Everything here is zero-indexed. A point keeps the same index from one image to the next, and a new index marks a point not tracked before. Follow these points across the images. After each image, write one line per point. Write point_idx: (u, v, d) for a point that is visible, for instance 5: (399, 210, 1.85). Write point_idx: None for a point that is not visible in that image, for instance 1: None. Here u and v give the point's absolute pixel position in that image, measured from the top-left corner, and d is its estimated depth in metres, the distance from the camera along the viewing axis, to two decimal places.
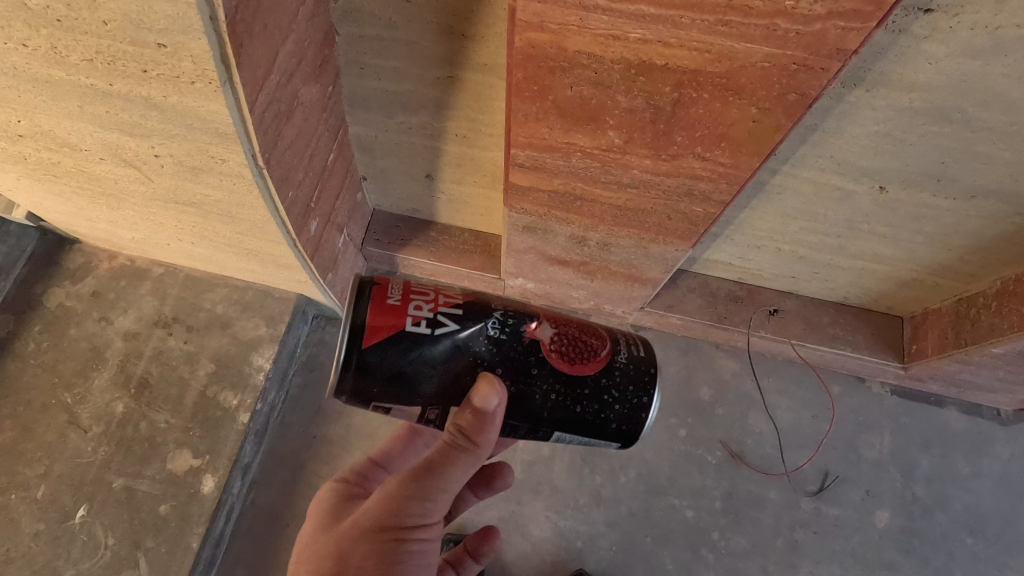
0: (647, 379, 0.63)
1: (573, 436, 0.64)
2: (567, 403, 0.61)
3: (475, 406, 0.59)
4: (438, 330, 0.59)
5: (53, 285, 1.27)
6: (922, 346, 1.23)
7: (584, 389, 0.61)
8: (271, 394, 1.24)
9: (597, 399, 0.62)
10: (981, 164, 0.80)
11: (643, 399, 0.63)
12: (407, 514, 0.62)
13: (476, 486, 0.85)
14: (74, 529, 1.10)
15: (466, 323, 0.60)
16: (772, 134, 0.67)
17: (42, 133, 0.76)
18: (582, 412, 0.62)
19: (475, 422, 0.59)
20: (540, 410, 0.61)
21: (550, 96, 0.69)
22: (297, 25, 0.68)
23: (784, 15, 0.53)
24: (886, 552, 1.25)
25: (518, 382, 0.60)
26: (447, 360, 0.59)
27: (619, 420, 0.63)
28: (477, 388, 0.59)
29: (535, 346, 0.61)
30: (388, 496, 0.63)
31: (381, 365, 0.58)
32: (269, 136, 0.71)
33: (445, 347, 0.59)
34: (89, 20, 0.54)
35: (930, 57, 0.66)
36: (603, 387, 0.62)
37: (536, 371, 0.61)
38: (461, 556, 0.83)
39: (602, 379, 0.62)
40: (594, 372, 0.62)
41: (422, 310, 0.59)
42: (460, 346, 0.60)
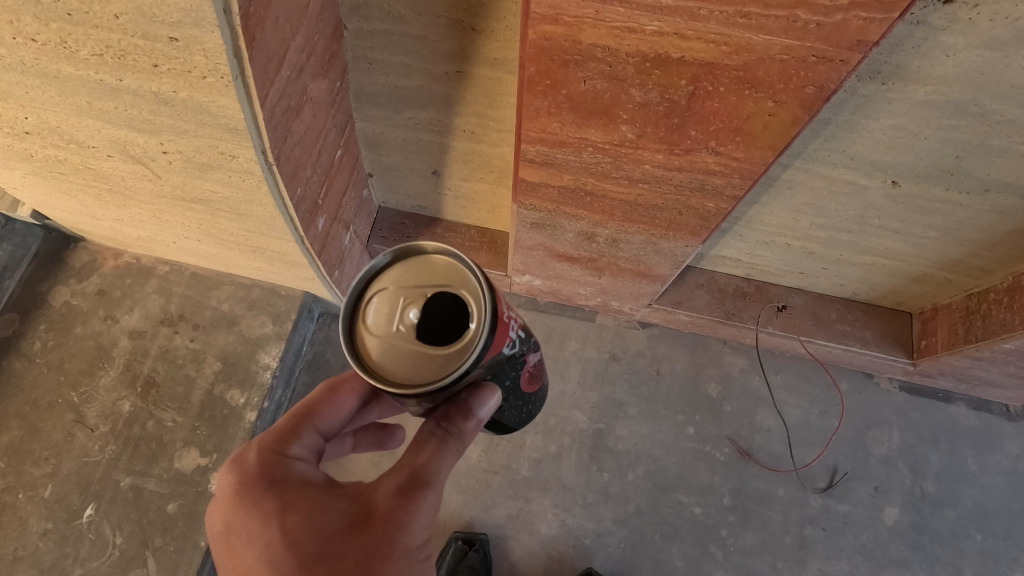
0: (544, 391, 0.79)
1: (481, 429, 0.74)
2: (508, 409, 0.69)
3: (478, 414, 0.57)
4: (513, 351, 0.59)
5: (58, 284, 1.27)
6: (931, 341, 1.22)
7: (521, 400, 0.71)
8: (277, 392, 1.23)
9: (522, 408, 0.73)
10: (997, 158, 0.79)
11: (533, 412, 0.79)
12: (420, 529, 0.55)
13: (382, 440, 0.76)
14: (82, 529, 1.10)
15: (520, 344, 0.61)
16: (787, 128, 0.66)
17: (49, 130, 0.75)
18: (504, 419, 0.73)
19: (470, 423, 0.57)
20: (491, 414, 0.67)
21: (562, 90, 0.68)
22: (307, 19, 0.67)
23: (804, 6, 0.52)
24: (896, 548, 1.24)
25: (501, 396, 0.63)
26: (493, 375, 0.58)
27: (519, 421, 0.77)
28: (476, 394, 0.57)
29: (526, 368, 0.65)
30: (399, 511, 0.55)
31: (475, 374, 0.54)
32: (280, 131, 0.70)
33: (502, 364, 0.58)
34: (100, 14, 0.53)
35: (948, 49, 0.65)
36: (527, 406, 0.75)
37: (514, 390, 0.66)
38: None
39: (532, 394, 0.73)
40: (530, 394, 0.74)
41: (512, 329, 0.58)
42: (506, 364, 0.59)
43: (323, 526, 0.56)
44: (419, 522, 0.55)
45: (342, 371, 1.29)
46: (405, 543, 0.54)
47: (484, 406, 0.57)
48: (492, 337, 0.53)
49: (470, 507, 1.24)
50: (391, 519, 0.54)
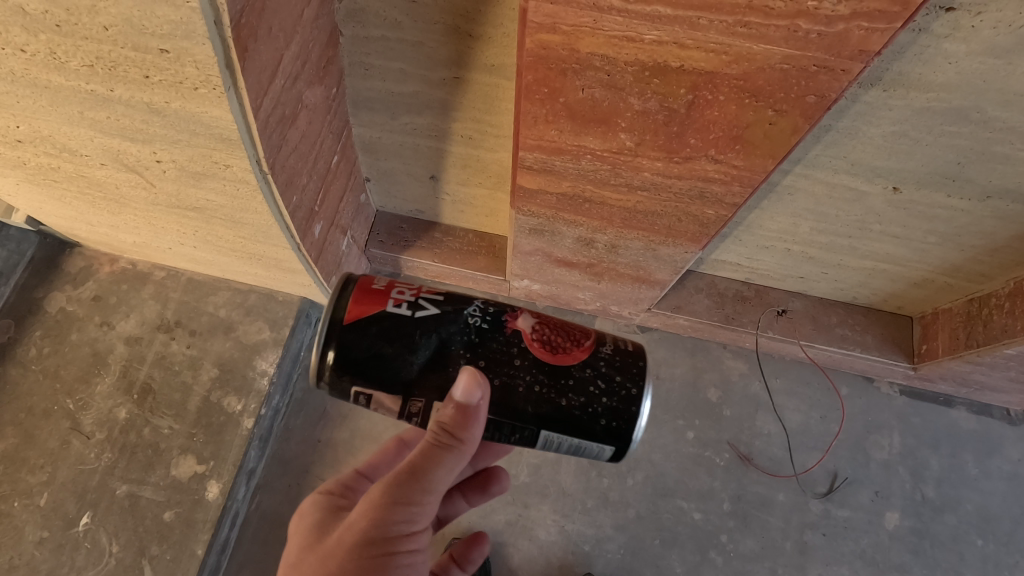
0: (637, 369, 0.60)
1: (561, 436, 0.59)
2: (550, 396, 0.58)
3: (462, 403, 0.55)
4: (418, 313, 0.59)
5: (53, 290, 1.26)
6: (932, 346, 1.21)
7: (568, 381, 0.58)
8: (275, 398, 1.23)
9: (585, 394, 0.58)
10: (999, 164, 0.79)
11: (632, 391, 0.59)
12: (396, 526, 0.56)
13: (470, 492, 0.83)
14: (78, 537, 1.09)
15: (446, 307, 0.60)
16: (788, 137, 0.65)
17: (41, 139, 0.75)
18: (568, 406, 0.58)
19: (459, 415, 0.55)
20: (523, 404, 0.58)
21: (560, 98, 0.67)
22: (302, 27, 0.66)
23: (806, 15, 0.51)
24: (896, 554, 1.24)
25: (501, 374, 0.58)
26: (425, 342, 0.58)
27: (608, 417, 0.58)
28: (457, 379, 0.56)
29: (517, 336, 0.60)
30: (373, 509, 0.56)
31: (358, 345, 0.57)
32: (274, 140, 0.70)
33: (425, 330, 0.58)
34: (89, 25, 0.52)
35: (951, 56, 0.64)
36: (588, 377, 0.59)
37: (520, 364, 0.58)
38: (446, 565, 0.79)
39: (587, 369, 0.59)
40: (578, 363, 0.59)
41: (403, 294, 0.60)
42: (438, 330, 0.58)
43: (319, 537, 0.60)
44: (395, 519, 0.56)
45: None
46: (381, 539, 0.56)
47: (465, 394, 0.55)
48: (346, 304, 0.58)
49: (469, 513, 1.24)
50: (366, 518, 0.56)
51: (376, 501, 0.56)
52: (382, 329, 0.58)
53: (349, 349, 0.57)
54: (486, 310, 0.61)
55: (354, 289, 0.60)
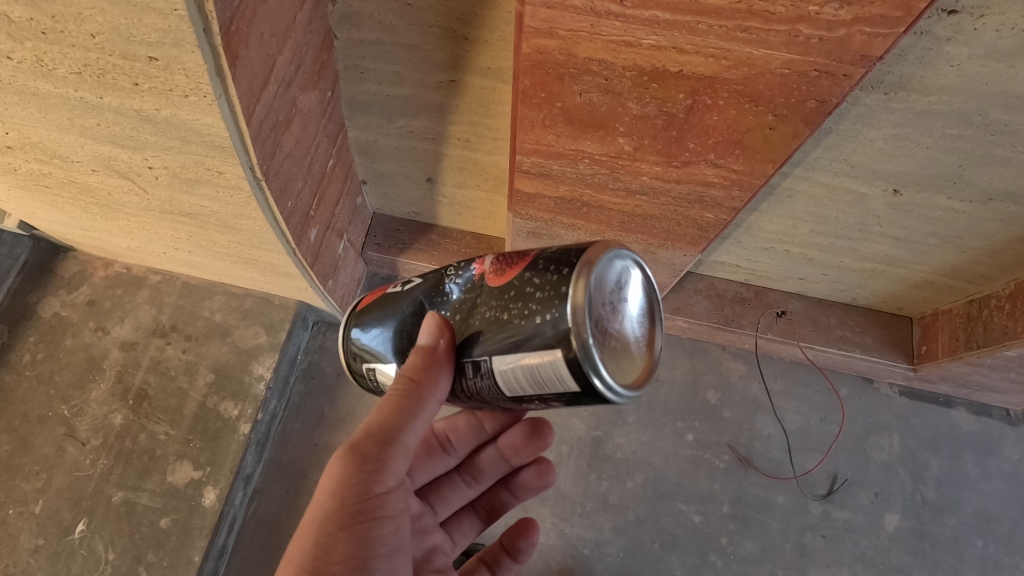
0: (572, 254, 0.48)
1: (513, 359, 0.49)
2: (494, 315, 0.50)
3: (422, 351, 0.53)
4: (407, 285, 0.59)
5: (47, 295, 1.25)
6: (931, 347, 1.21)
7: (509, 294, 0.49)
8: (272, 403, 1.22)
9: (522, 298, 0.48)
10: (1000, 167, 0.78)
11: (566, 272, 0.47)
12: (358, 485, 0.59)
13: (515, 488, 0.86)
14: (73, 544, 1.08)
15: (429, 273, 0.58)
16: (788, 141, 0.65)
17: (31, 145, 0.74)
18: (509, 320, 0.49)
19: (417, 366, 0.53)
20: (480, 339, 0.51)
21: (557, 103, 0.67)
22: (294, 32, 0.65)
23: (806, 20, 0.51)
24: (896, 555, 1.23)
25: (464, 320, 0.52)
26: (412, 306, 0.57)
27: (543, 311, 0.47)
28: (424, 325, 0.54)
29: (473, 278, 0.54)
30: (335, 471, 0.59)
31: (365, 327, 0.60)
32: (268, 147, 0.69)
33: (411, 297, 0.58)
34: (75, 32, 0.52)
35: (952, 60, 0.64)
36: (523, 281, 0.49)
37: (476, 302, 0.52)
38: (497, 555, 0.86)
39: (525, 272, 0.49)
40: (518, 271, 0.50)
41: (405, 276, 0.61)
42: (421, 294, 0.57)
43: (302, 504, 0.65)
44: (356, 480, 0.59)
45: (337, 382, 1.27)
46: (344, 500, 0.59)
47: (426, 339, 0.53)
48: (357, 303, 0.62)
49: None
50: (329, 481, 0.59)
51: (338, 464, 0.59)
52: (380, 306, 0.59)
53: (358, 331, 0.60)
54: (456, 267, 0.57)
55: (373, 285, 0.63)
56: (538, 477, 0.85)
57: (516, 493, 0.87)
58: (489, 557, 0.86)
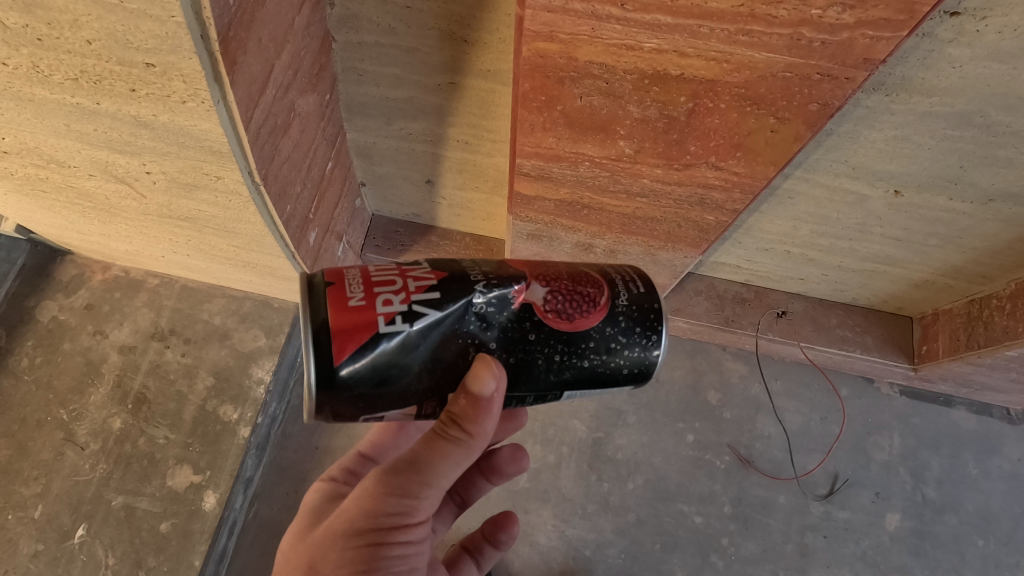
0: (654, 315, 0.55)
1: (584, 393, 0.56)
2: (573, 362, 0.53)
3: (472, 394, 0.50)
4: (418, 325, 0.49)
5: (45, 299, 1.24)
6: (932, 346, 1.21)
7: (588, 345, 0.53)
8: (271, 406, 1.21)
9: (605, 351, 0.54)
10: (1002, 168, 0.78)
11: (654, 337, 0.55)
12: (384, 517, 0.55)
13: (488, 474, 0.82)
14: (73, 550, 1.08)
15: (447, 307, 0.50)
16: (789, 144, 0.64)
17: (28, 150, 0.73)
18: (591, 367, 0.54)
19: (469, 410, 0.51)
20: (543, 378, 0.53)
21: (558, 106, 0.66)
22: (293, 36, 0.65)
23: (809, 24, 0.50)
24: (897, 555, 1.23)
25: (516, 353, 0.52)
26: (435, 352, 0.50)
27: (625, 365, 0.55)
28: (475, 373, 0.50)
29: (528, 311, 0.52)
30: (366, 495, 0.56)
31: (362, 382, 0.49)
32: (266, 152, 0.68)
33: (430, 341, 0.50)
34: (72, 39, 0.51)
35: (954, 61, 0.63)
36: (609, 336, 0.53)
37: (535, 339, 0.52)
38: (479, 543, 0.85)
39: (608, 329, 0.53)
40: (596, 324, 0.53)
41: (392, 304, 0.49)
42: (445, 334, 0.50)
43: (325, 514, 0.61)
44: (386, 512, 0.55)
45: None
46: (369, 528, 0.55)
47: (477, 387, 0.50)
48: (327, 341, 0.48)
49: (469, 520, 1.23)
50: (359, 504, 0.56)
51: (373, 489, 0.55)
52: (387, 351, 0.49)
53: (349, 386, 0.49)
54: (491, 293, 0.52)
55: (331, 316, 0.48)
56: (511, 460, 0.80)
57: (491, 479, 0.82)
58: (470, 545, 0.85)
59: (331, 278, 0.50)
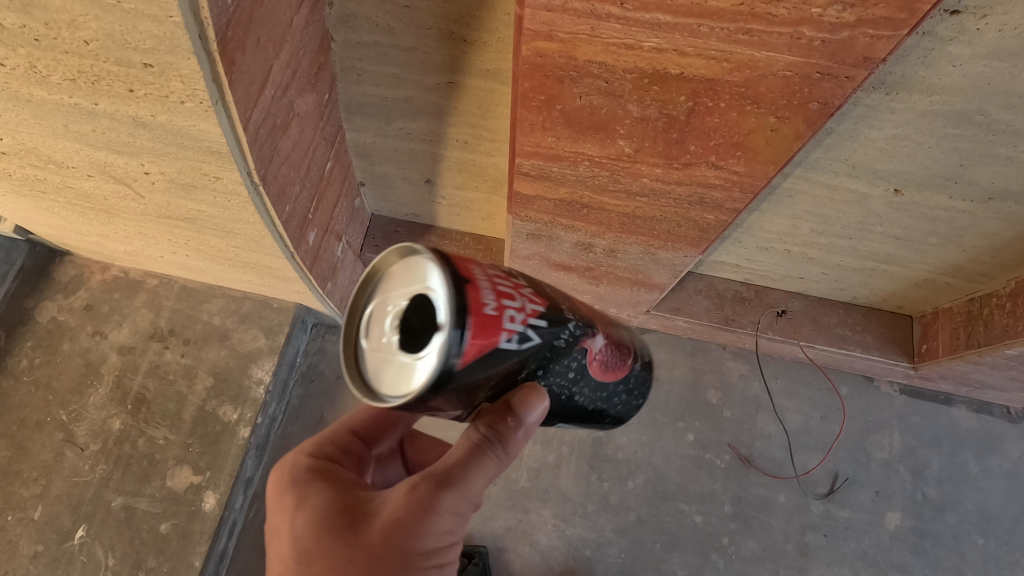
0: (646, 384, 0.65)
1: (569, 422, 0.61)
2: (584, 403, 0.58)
3: (520, 418, 0.50)
4: (524, 348, 0.47)
5: (44, 299, 1.24)
6: (932, 345, 1.20)
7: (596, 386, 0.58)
8: (271, 406, 1.21)
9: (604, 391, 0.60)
10: (1003, 167, 0.78)
11: (638, 399, 0.65)
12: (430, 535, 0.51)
13: None
14: (73, 551, 1.08)
15: (544, 336, 0.48)
16: (789, 143, 0.64)
17: (26, 151, 0.73)
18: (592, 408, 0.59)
19: (519, 433, 0.50)
20: (560, 406, 0.55)
21: (557, 106, 0.66)
22: (291, 35, 0.64)
23: (809, 23, 0.50)
24: (898, 554, 1.23)
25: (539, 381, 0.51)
26: (514, 373, 0.48)
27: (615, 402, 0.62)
28: (523, 397, 0.50)
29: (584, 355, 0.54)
30: (410, 513, 0.51)
31: (463, 386, 0.45)
32: (265, 152, 0.68)
33: (521, 361, 0.48)
34: (69, 39, 0.51)
35: (954, 60, 0.63)
36: (618, 391, 0.61)
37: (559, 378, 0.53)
38: None
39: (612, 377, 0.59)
40: (615, 382, 0.59)
41: (515, 321, 0.45)
42: (528, 361, 0.49)
43: (332, 522, 0.54)
44: (431, 530, 0.51)
45: (336, 385, 1.26)
46: (411, 547, 0.51)
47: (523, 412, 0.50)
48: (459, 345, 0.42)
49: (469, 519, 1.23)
50: (399, 523, 0.51)
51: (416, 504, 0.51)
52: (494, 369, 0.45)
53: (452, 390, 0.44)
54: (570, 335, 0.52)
55: (466, 317, 0.42)
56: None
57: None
58: None
59: (453, 264, 0.43)
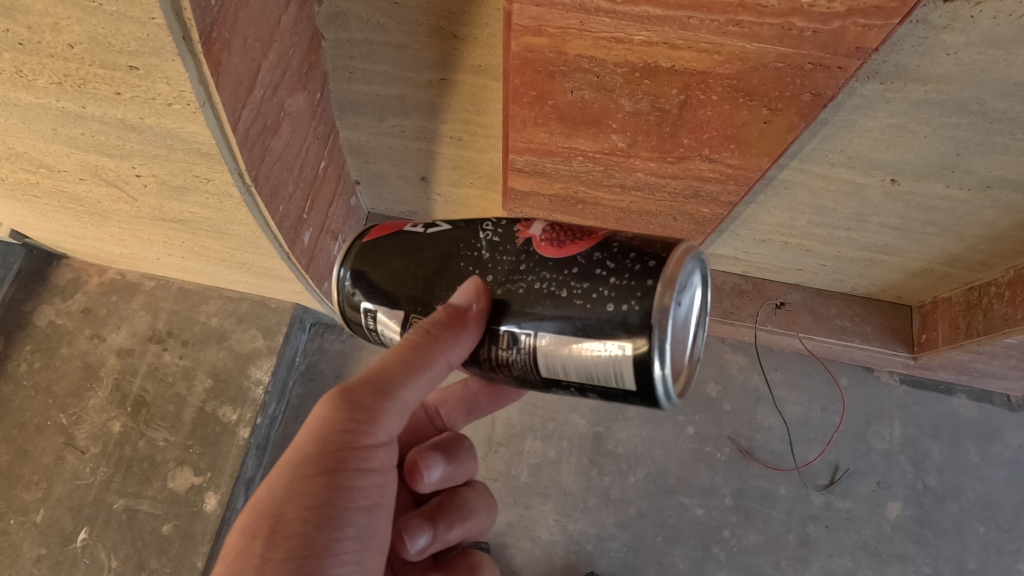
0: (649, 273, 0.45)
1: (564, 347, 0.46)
2: (550, 290, 0.47)
3: (456, 311, 0.48)
4: (433, 231, 0.53)
5: (42, 303, 1.24)
6: (931, 335, 1.20)
7: (574, 271, 0.47)
8: (271, 407, 1.21)
9: (590, 280, 0.46)
10: (999, 155, 0.77)
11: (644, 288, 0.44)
12: (334, 437, 0.52)
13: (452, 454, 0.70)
14: (76, 553, 1.08)
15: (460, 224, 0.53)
16: (784, 135, 0.64)
17: (17, 155, 0.73)
18: (569, 298, 0.46)
19: (445, 329, 0.48)
20: (521, 307, 0.48)
21: (549, 101, 0.65)
22: (280, 34, 0.64)
23: (800, 13, 0.50)
24: (899, 543, 1.23)
25: (504, 283, 0.49)
26: (438, 252, 0.52)
27: (617, 300, 0.45)
28: (459, 290, 0.49)
29: (527, 243, 0.50)
30: (320, 412, 0.52)
31: (371, 264, 0.53)
32: (256, 152, 0.68)
33: (438, 243, 0.52)
34: (53, 42, 0.51)
35: (949, 48, 0.63)
36: (594, 264, 0.46)
37: (525, 268, 0.49)
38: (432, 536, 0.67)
39: (598, 254, 0.47)
40: (585, 251, 0.48)
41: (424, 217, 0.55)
42: (454, 244, 0.52)
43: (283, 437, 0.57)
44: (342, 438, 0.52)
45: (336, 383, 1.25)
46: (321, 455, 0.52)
47: (460, 300, 0.48)
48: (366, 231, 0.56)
49: None
50: (311, 424, 0.52)
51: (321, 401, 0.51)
52: (394, 242, 0.53)
53: (364, 266, 0.53)
54: (499, 223, 0.52)
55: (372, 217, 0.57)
56: (484, 502, 0.72)
57: (433, 522, 0.67)
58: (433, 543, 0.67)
59: None
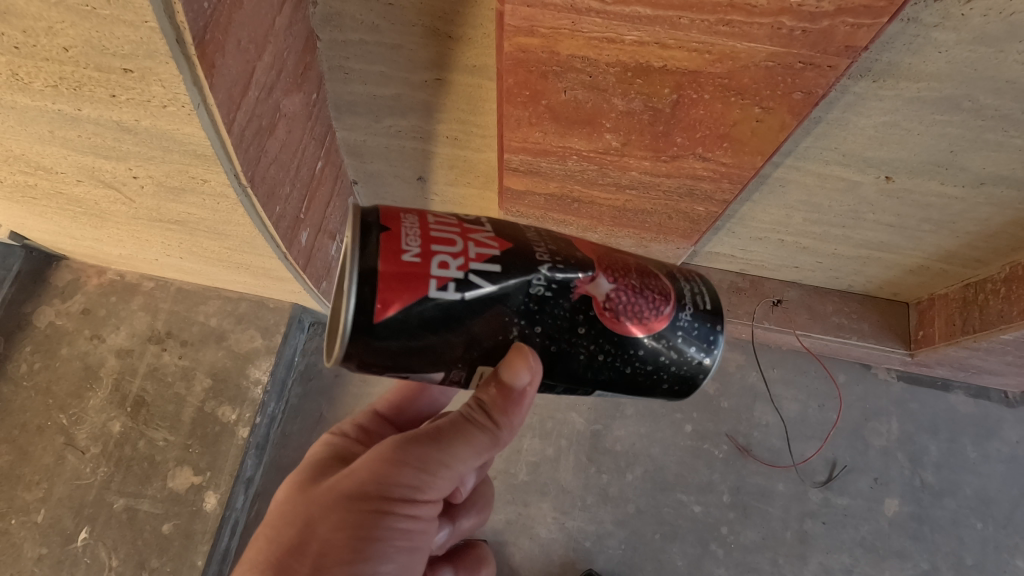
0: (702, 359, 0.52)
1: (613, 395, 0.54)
2: (614, 365, 0.50)
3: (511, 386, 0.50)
4: (470, 295, 0.46)
5: (42, 304, 1.25)
6: (928, 332, 1.20)
7: (639, 353, 0.50)
8: (270, 406, 1.22)
9: (652, 363, 0.51)
10: (993, 152, 0.77)
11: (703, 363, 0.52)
12: (390, 478, 0.54)
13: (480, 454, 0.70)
14: (77, 552, 1.09)
15: (504, 281, 0.46)
16: (776, 134, 0.64)
17: (15, 158, 0.73)
18: (632, 373, 0.51)
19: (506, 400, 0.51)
20: (582, 371, 0.50)
21: (542, 101, 0.66)
22: (274, 36, 0.64)
23: (789, 12, 0.50)
24: (896, 540, 1.24)
25: (560, 342, 0.49)
26: (476, 325, 0.47)
27: (673, 382, 0.53)
28: (509, 362, 0.48)
29: (586, 303, 0.49)
30: (381, 453, 0.56)
31: (393, 340, 0.45)
32: (251, 153, 0.68)
33: (475, 312, 0.46)
34: (48, 46, 0.51)
35: (940, 46, 0.63)
36: (660, 349, 0.51)
37: (587, 334, 0.49)
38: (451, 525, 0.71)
39: (664, 342, 0.51)
40: (654, 334, 0.50)
41: (448, 268, 0.45)
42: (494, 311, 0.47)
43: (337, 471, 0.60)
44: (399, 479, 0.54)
45: (335, 383, 1.26)
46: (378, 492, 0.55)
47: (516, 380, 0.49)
48: (375, 240, 0.44)
49: None
50: (370, 462, 0.56)
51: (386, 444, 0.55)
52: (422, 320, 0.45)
53: (384, 342, 0.45)
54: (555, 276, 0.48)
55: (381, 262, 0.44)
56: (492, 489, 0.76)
57: (452, 517, 0.71)
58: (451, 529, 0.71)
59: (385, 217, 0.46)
